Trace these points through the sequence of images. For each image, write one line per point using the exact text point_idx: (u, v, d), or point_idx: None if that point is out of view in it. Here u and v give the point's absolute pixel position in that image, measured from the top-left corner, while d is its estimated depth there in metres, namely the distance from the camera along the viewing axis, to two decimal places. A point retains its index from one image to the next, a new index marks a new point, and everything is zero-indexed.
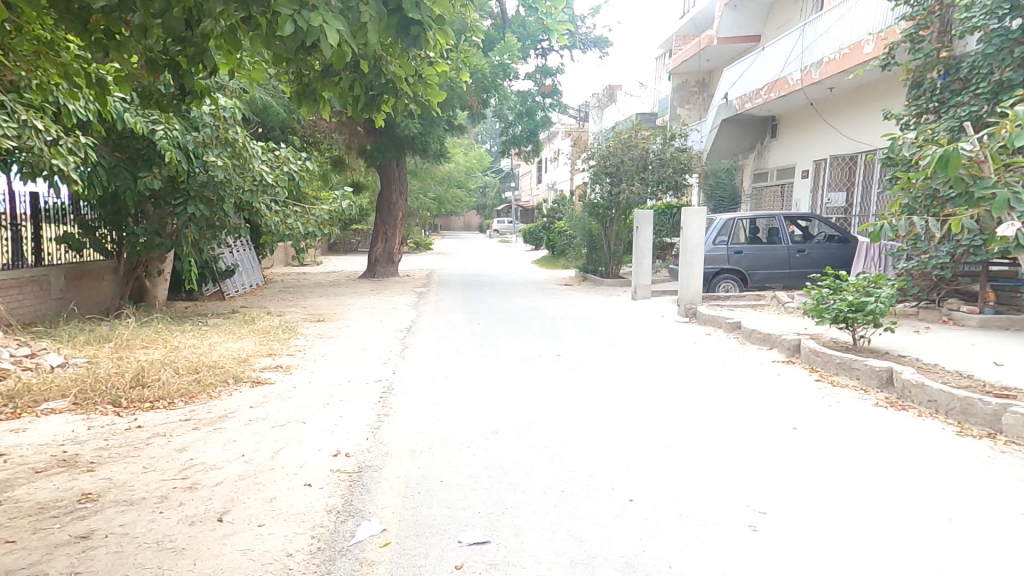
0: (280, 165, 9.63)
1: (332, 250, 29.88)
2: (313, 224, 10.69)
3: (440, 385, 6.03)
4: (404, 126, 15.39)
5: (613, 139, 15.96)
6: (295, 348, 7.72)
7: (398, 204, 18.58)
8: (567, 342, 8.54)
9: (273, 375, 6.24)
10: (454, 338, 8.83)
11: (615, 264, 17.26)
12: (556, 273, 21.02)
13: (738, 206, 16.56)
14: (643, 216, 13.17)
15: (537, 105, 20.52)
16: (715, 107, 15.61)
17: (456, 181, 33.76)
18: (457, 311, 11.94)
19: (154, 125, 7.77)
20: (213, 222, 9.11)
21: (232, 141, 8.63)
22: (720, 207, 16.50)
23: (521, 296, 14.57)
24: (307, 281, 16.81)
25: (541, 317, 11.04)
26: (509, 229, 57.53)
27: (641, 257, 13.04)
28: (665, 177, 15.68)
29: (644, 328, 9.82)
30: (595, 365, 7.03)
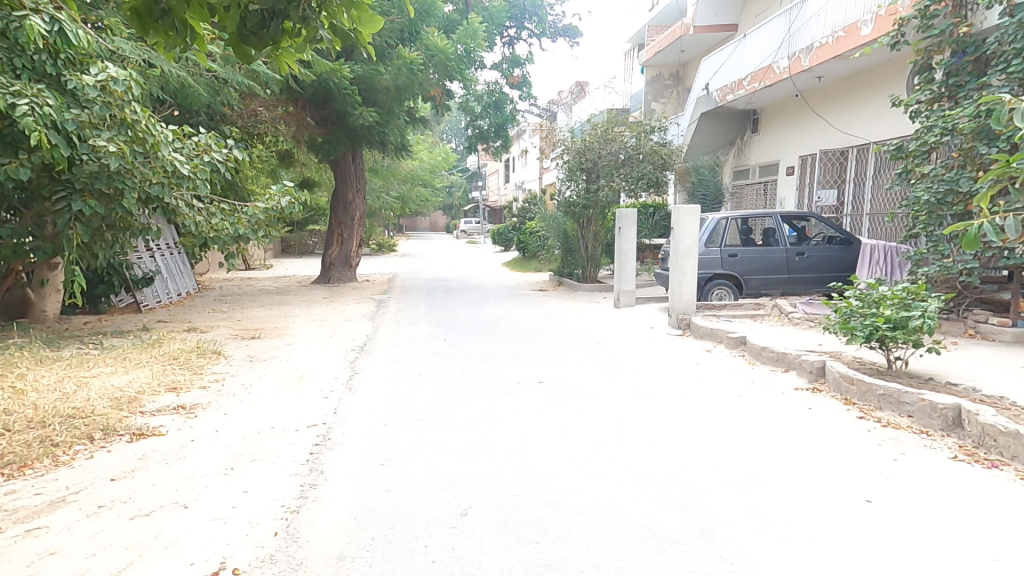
0: (199, 155, 8.06)
1: (287, 253, 27.91)
2: (247, 224, 9.01)
3: (395, 433, 4.65)
4: (359, 115, 13.84)
5: (588, 133, 14.89)
6: (212, 378, 6.17)
7: (354, 202, 16.94)
8: (548, 362, 7.32)
9: (167, 421, 4.76)
10: (415, 359, 7.44)
11: (591, 268, 16.23)
12: (528, 277, 19.88)
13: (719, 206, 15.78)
14: (625, 216, 12.15)
15: (506, 97, 19.28)
16: (695, 99, 14.75)
17: (421, 179, 32.18)
18: (420, 323, 10.52)
19: (14, 98, 6.01)
20: (111, 220, 7.55)
21: (130, 121, 7.12)
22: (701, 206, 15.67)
23: (492, 304, 13.31)
24: (252, 288, 15.07)
25: (515, 330, 9.82)
26: (477, 230, 56.13)
27: (624, 260, 11.96)
28: (644, 175, 14.73)
29: (632, 342, 8.69)
30: (585, 396, 5.83)
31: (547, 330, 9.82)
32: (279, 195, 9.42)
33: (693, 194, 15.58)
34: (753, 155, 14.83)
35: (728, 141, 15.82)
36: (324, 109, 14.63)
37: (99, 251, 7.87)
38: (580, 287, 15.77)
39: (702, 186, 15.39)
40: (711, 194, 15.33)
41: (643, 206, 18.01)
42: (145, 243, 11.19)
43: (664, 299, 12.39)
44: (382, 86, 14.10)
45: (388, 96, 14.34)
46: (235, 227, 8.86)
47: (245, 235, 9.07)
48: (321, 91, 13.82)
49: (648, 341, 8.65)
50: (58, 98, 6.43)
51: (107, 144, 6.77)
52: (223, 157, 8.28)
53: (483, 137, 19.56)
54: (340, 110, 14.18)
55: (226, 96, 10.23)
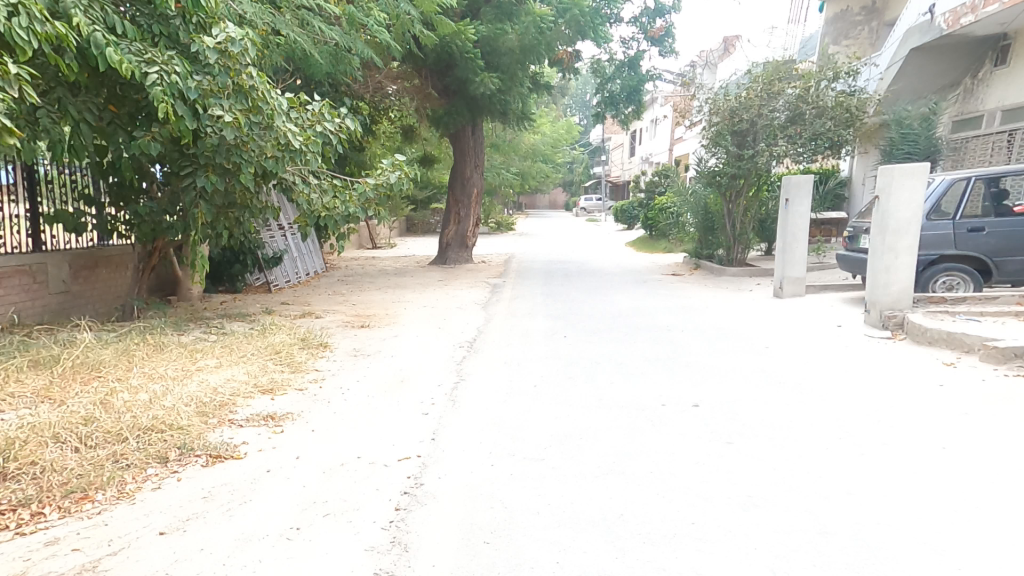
0: (312, 126, 7.52)
1: (411, 231, 28.69)
2: (357, 203, 8.46)
3: (508, 482, 3.47)
4: (480, 82, 12.89)
5: (749, 85, 12.34)
6: (312, 377, 5.52)
7: (473, 178, 16.22)
8: (702, 373, 5.71)
9: (251, 437, 4.05)
10: (532, 364, 6.24)
11: (738, 250, 13.71)
12: (658, 258, 17.76)
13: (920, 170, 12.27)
14: (797, 183, 9.59)
15: (642, 53, 16.92)
16: (912, 28, 11.65)
17: (542, 154, 30.97)
18: (538, 314, 9.39)
19: (146, 66, 5.70)
20: (231, 198, 7.42)
21: (247, 89, 6.68)
22: None
23: (620, 290, 11.69)
24: (373, 269, 15.17)
25: (652, 325, 8.22)
26: (598, 208, 53.81)
27: (793, 240, 9.53)
28: (821, 134, 11.98)
29: (818, 346, 6.63)
30: (766, 430, 4.19)
31: (692, 326, 8.06)
32: (389, 170, 8.70)
33: (891, 152, 12.65)
34: (992, 95, 11.64)
35: (946, 81, 12.76)
36: (446, 79, 13.94)
37: (221, 230, 7.76)
38: (723, 271, 13.42)
39: (907, 142, 12.43)
40: (920, 150, 12.30)
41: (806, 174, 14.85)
42: (276, 222, 11.43)
43: (845, 290, 9.72)
44: (506, 47, 12.95)
45: (512, 59, 13.17)
46: (346, 207, 8.37)
47: (354, 215, 8.55)
48: (443, 57, 13.03)
49: (843, 347, 6.54)
50: (186, 65, 6.07)
51: (224, 114, 6.40)
52: (335, 129, 7.69)
53: (613, 103, 17.57)
54: (462, 78, 13.34)
55: (346, 66, 9.84)
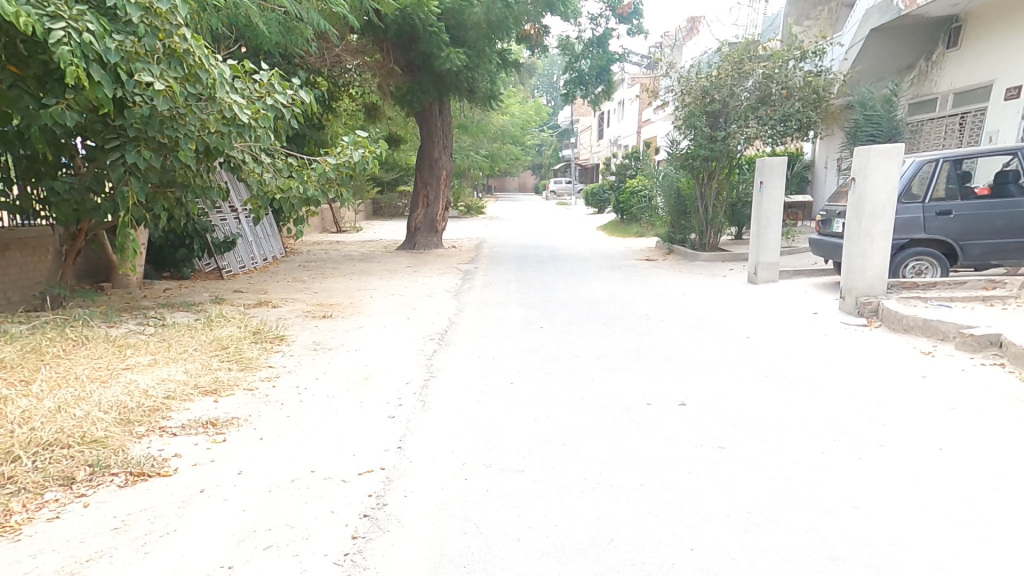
0: (261, 99, 6.78)
1: (377, 215, 27.77)
2: (316, 184, 7.78)
3: (483, 501, 3.12)
4: (445, 58, 12.21)
5: (719, 64, 12.11)
6: (263, 375, 5.00)
7: (440, 160, 15.59)
8: (683, 367, 5.49)
9: (185, 448, 3.55)
10: (508, 358, 6.04)
11: (710, 234, 13.59)
12: (629, 243, 17.61)
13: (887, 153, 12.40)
14: (771, 166, 9.36)
15: (611, 31, 16.45)
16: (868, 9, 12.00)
17: (511, 136, 30.33)
18: (510, 303, 9.03)
19: (50, 22, 4.84)
20: (169, 174, 6.73)
21: (181, 53, 5.89)
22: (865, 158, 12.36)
23: (593, 276, 11.43)
24: (336, 255, 14.47)
25: (628, 313, 7.97)
26: (568, 190, 53.56)
27: (767, 223, 9.44)
28: (791, 115, 11.93)
29: (798, 335, 6.49)
30: (757, 432, 3.98)
31: (670, 314, 7.86)
32: (351, 147, 7.96)
33: (856, 135, 12.68)
34: (945, 78, 11.84)
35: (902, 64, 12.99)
36: (409, 53, 13.18)
37: (158, 208, 7.00)
38: (695, 255, 13.34)
39: (871, 124, 12.48)
40: (882, 132, 12.38)
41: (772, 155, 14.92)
42: (227, 204, 10.63)
43: (818, 275, 9.70)
44: (473, 20, 12.30)
45: (479, 33, 12.55)
46: (303, 187, 7.66)
47: (314, 196, 7.86)
48: (405, 28, 12.23)
49: (822, 335, 6.42)
50: (104, 23, 5.24)
51: (155, 81, 5.59)
52: (288, 102, 6.96)
53: (582, 82, 17.12)
54: (425, 53, 12.61)
55: (298, 37, 9.04)
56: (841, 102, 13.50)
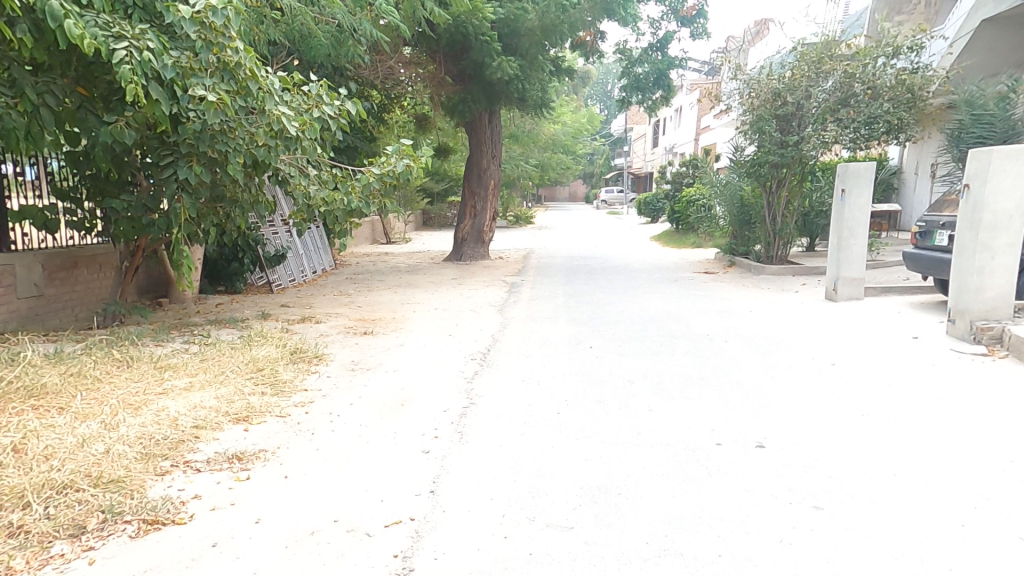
0: (309, 110, 6.63)
1: (427, 225, 27.98)
2: (361, 196, 7.60)
3: (528, 566, 2.65)
4: (497, 67, 11.93)
5: (795, 65, 11.20)
6: (297, 401, 4.77)
7: (489, 169, 15.34)
8: (758, 398, 4.78)
9: (206, 488, 3.29)
10: (553, 383, 5.56)
11: (779, 245, 12.56)
12: (687, 254, 16.66)
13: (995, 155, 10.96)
14: (856, 171, 8.44)
15: (672, 34, 15.67)
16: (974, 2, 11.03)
17: (562, 145, 29.84)
18: (560, 318, 8.51)
19: (114, 42, 4.84)
20: (219, 189, 6.71)
21: (232, 66, 5.78)
22: None
23: (649, 291, 10.72)
24: (385, 267, 14.46)
25: (690, 333, 7.28)
26: (619, 200, 52.50)
27: (851, 236, 8.50)
28: (878, 116, 10.78)
29: (895, 364, 5.62)
30: (862, 488, 3.27)
31: (737, 334, 7.11)
32: (395, 157, 7.64)
33: (960, 137, 11.29)
34: None
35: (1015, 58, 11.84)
36: (461, 62, 12.98)
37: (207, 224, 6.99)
38: (760, 268, 12.33)
39: (980, 125, 11.06)
40: (995, 134, 10.88)
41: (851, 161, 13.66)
42: (279, 218, 10.83)
43: (911, 293, 8.58)
44: (526, 27, 11.96)
45: (532, 40, 12.21)
46: (348, 198, 7.58)
47: (357, 208, 7.74)
48: (457, 38, 12.03)
49: (928, 365, 5.52)
50: (161, 40, 5.21)
51: (208, 95, 5.50)
52: (334, 113, 6.78)
53: (639, 87, 16.41)
54: (477, 61, 12.37)
55: (350, 49, 8.96)
56: (942, 102, 12.11)
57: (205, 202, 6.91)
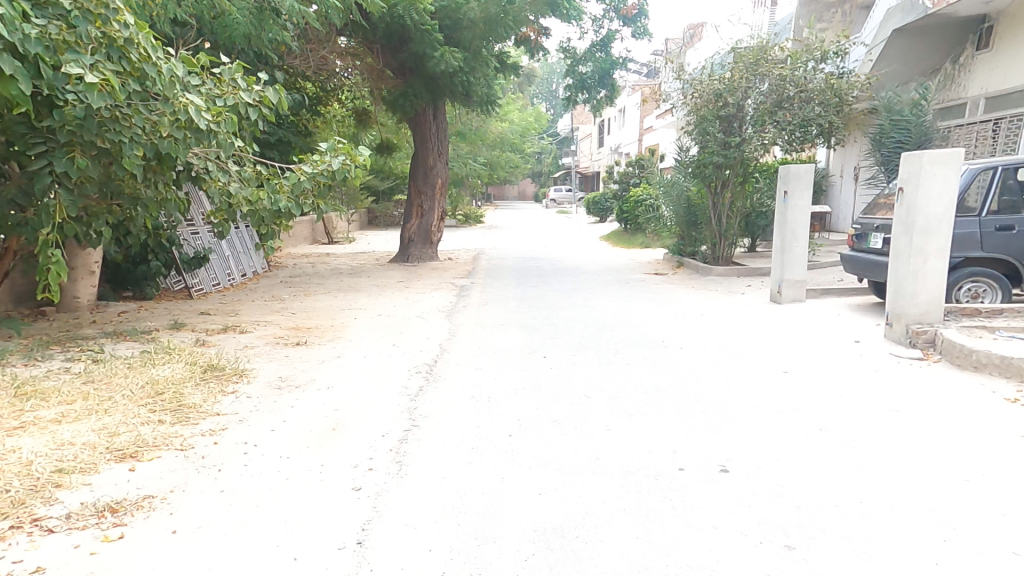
0: (222, 97, 5.95)
1: (372, 224, 26.93)
2: (292, 197, 6.88)
3: None
4: (440, 58, 11.40)
5: (732, 65, 11.31)
6: (206, 429, 4.12)
7: (434, 167, 14.74)
8: (719, 417, 4.68)
9: (54, 553, 2.71)
10: (506, 400, 5.18)
11: (723, 246, 12.78)
12: (636, 255, 16.77)
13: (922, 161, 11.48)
14: (797, 173, 8.52)
15: (615, 33, 15.60)
16: (890, 9, 11.40)
17: (510, 143, 29.50)
18: (510, 325, 8.15)
19: None
20: (112, 184, 5.91)
21: (123, 43, 5.02)
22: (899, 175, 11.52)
23: (599, 294, 10.55)
24: (324, 270, 13.60)
25: (643, 339, 7.12)
26: (568, 198, 52.96)
27: (793, 238, 8.58)
28: (811, 119, 11.10)
29: (844, 371, 5.72)
30: (830, 521, 3.14)
31: (690, 341, 7.04)
32: (330, 155, 6.95)
33: (883, 141, 11.81)
34: (977, 82, 11.24)
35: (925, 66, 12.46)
36: (400, 54, 12.37)
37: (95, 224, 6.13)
38: (706, 269, 12.48)
39: (898, 130, 11.55)
40: (912, 139, 11.42)
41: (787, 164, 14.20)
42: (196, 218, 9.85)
43: (848, 294, 8.83)
44: (468, 19, 11.51)
45: (475, 33, 11.78)
46: (274, 199, 6.79)
47: (287, 210, 6.95)
48: (395, 27, 11.47)
49: (873, 370, 5.64)
50: (24, 7, 4.39)
51: (87, 74, 4.68)
52: (253, 103, 6.11)
53: (585, 86, 16.28)
54: (417, 53, 11.85)
55: (274, 31, 8.21)
56: (865, 107, 12.64)
57: (96, 199, 6.12)
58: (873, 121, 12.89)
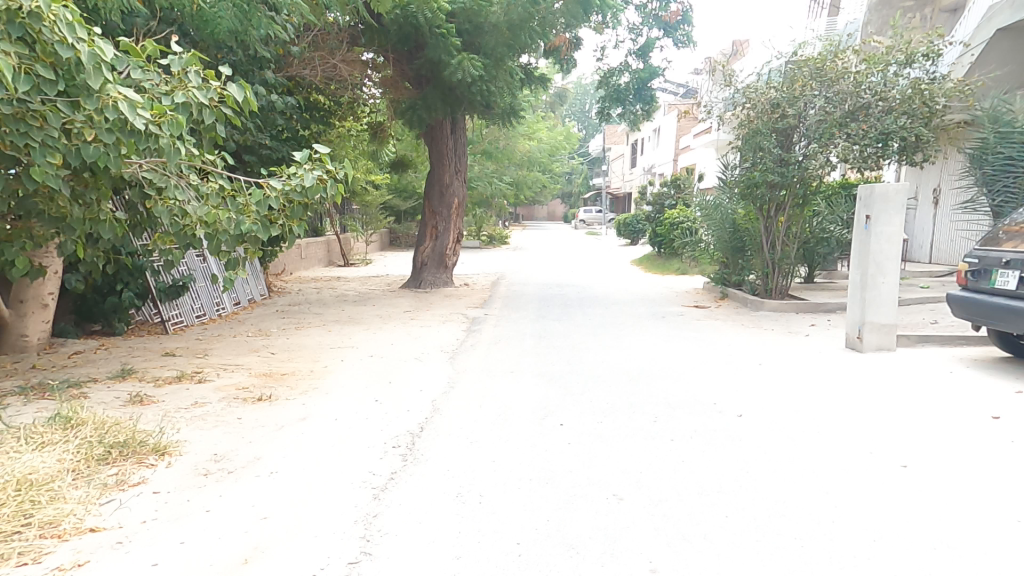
0: (169, 94, 4.99)
1: (393, 245, 26.09)
2: (258, 218, 5.74)
3: None
4: (457, 65, 10.34)
5: (794, 71, 9.76)
6: (51, 569, 2.91)
7: (452, 186, 13.57)
8: (829, 561, 3.06)
9: None
10: (503, 502, 3.73)
11: (778, 277, 11.07)
12: (672, 283, 15.13)
13: None
14: (884, 195, 6.81)
15: (654, 40, 14.25)
16: (996, 5, 9.88)
17: (538, 163, 28.32)
18: (523, 373, 6.67)
19: None
20: (30, 202, 5.02)
21: (27, 18, 3.93)
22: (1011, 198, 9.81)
23: (632, 332, 9.00)
24: (328, 297, 12.47)
25: (691, 401, 5.55)
26: (598, 219, 51.75)
27: (878, 272, 6.86)
28: (891, 131, 9.37)
29: (994, 472, 3.98)
30: None
31: (754, 407, 5.42)
32: (304, 167, 5.78)
33: (984, 158, 10.10)
34: None
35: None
36: (416, 62, 11.39)
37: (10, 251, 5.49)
38: (756, 303, 10.78)
39: (1007, 143, 9.86)
40: None
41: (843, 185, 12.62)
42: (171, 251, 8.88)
43: (954, 345, 7.02)
44: (490, 23, 10.51)
45: (498, 38, 10.68)
46: (235, 219, 5.69)
47: (251, 233, 5.79)
48: (407, 30, 10.59)
49: None
50: None
51: None
52: (209, 102, 5.09)
53: (620, 99, 14.94)
54: (433, 60, 10.80)
55: (259, 23, 7.09)
56: (961, 118, 10.80)
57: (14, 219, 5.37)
58: (969, 136, 11.06)
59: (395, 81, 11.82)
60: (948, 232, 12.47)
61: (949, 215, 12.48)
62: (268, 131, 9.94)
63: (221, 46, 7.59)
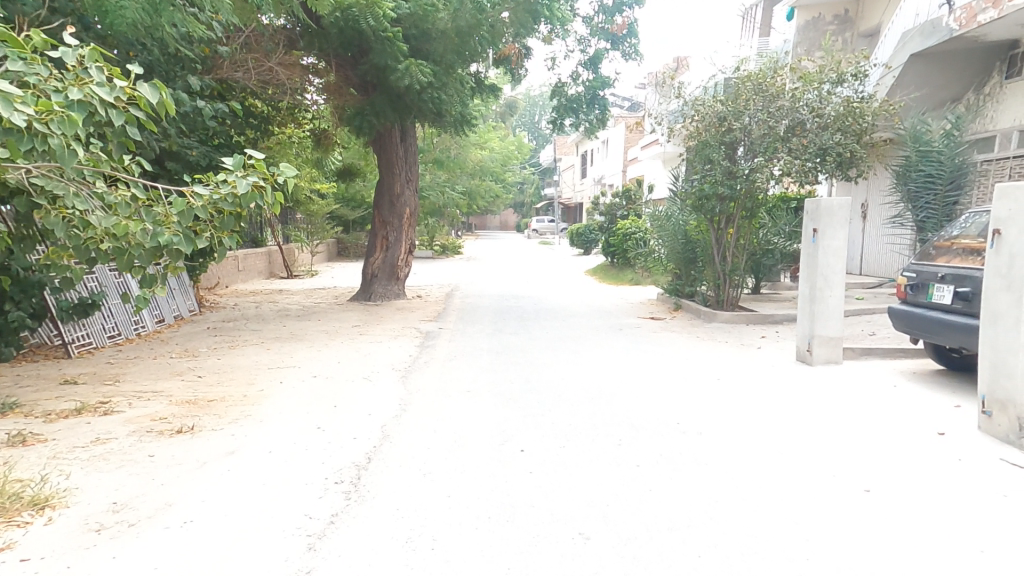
0: (63, 90, 4.41)
1: (341, 255, 25.11)
2: (180, 229, 5.17)
3: None
4: (404, 71, 9.94)
5: (738, 86, 9.98)
6: None
7: (403, 196, 13.08)
8: None
9: None
10: (457, 546, 3.35)
11: (728, 288, 11.27)
12: (627, 294, 15.21)
13: (954, 196, 10.31)
14: (830, 209, 6.96)
15: (603, 51, 14.39)
16: (911, 32, 10.55)
17: (491, 172, 28.14)
18: (480, 393, 6.30)
19: None
20: None
21: None
22: (932, 215, 10.40)
23: (589, 346, 8.82)
24: (267, 313, 11.61)
25: (653, 422, 5.37)
26: (551, 229, 52.20)
27: (825, 286, 6.99)
28: (829, 148, 9.74)
29: (951, 491, 3.98)
30: None
31: (715, 427, 5.29)
32: (237, 173, 5.19)
33: (908, 175, 10.69)
34: (1007, 112, 10.41)
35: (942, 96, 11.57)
36: (361, 67, 10.89)
37: None
38: (708, 314, 10.89)
39: (927, 162, 10.45)
40: (945, 172, 10.26)
41: (785, 198, 13.08)
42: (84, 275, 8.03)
43: (898, 356, 7.22)
44: (438, 29, 10.15)
45: (447, 45, 10.36)
46: (152, 230, 5.07)
47: (171, 246, 5.17)
48: (349, 33, 10.09)
49: (997, 497, 3.88)
50: None
51: None
52: (112, 101, 4.57)
53: (572, 109, 14.96)
54: (378, 65, 10.34)
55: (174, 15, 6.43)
56: (886, 136, 11.45)
57: None
58: (897, 152, 11.71)
59: (340, 90, 11.41)
60: (879, 245, 13.11)
61: (880, 229, 13.13)
62: (197, 133, 9.20)
63: (136, 36, 6.83)
